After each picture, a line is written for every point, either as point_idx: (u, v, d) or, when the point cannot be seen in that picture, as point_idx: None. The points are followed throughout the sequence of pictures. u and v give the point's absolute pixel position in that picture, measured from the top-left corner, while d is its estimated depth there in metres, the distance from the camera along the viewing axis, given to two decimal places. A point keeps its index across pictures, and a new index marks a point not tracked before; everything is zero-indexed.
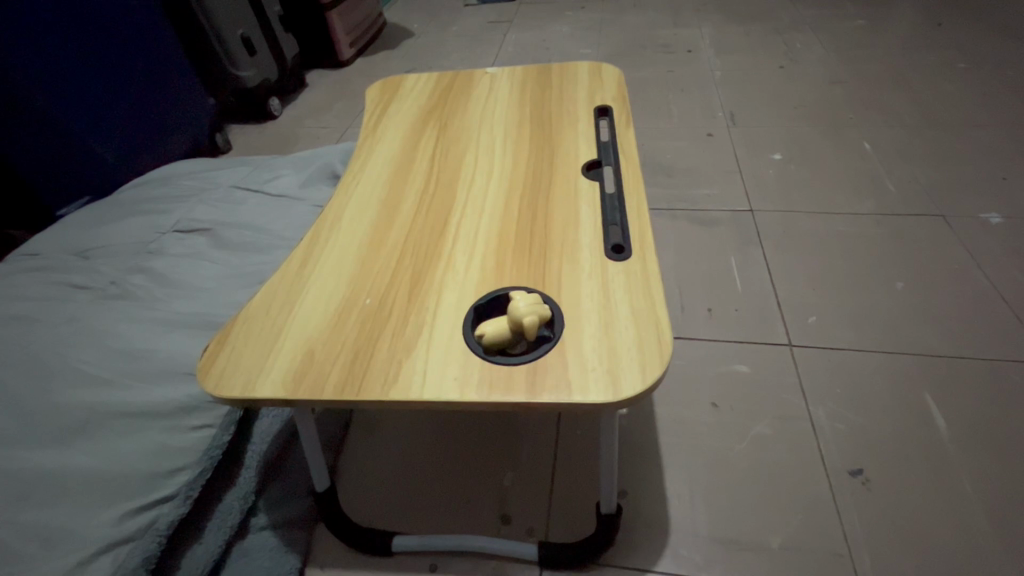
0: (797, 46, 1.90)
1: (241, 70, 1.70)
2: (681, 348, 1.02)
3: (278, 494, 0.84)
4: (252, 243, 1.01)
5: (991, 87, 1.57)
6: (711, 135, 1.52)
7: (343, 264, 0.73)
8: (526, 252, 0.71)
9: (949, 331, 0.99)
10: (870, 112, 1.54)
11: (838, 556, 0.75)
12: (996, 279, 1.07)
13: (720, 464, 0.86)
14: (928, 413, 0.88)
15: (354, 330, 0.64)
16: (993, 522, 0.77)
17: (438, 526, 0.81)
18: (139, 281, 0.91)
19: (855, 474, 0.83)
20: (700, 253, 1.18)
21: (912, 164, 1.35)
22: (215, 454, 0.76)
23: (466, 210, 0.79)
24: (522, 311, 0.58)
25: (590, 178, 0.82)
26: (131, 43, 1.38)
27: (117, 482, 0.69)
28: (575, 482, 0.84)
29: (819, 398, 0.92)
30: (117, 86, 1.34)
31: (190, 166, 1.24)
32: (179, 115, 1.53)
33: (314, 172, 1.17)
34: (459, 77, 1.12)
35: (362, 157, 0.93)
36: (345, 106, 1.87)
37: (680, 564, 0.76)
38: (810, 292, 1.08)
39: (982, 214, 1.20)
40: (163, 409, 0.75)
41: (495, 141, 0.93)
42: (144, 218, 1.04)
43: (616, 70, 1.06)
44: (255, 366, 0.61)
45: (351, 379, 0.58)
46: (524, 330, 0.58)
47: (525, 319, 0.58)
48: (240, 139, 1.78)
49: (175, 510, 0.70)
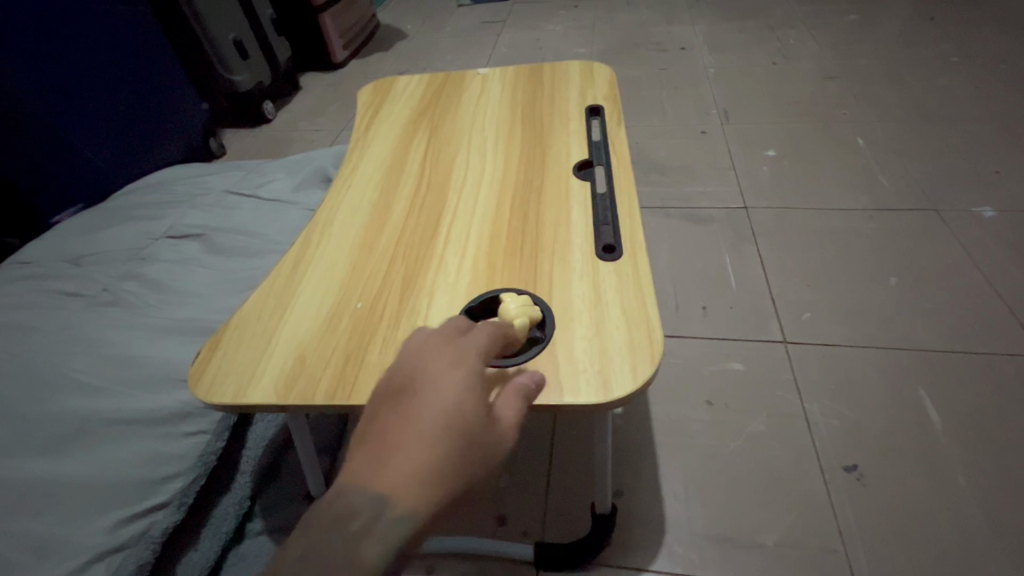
0: (790, 42, 1.91)
1: (234, 74, 1.70)
2: (676, 346, 1.02)
3: (276, 499, 0.84)
4: (245, 248, 1.00)
5: (984, 80, 1.57)
6: (705, 132, 1.53)
7: (335, 268, 0.73)
8: (518, 253, 0.71)
9: (944, 326, 0.99)
10: (863, 107, 1.55)
11: (832, 553, 0.75)
12: (989, 272, 1.07)
13: (714, 462, 0.86)
14: (922, 408, 0.89)
15: (345, 334, 0.64)
16: (988, 518, 0.77)
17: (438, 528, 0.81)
18: (134, 287, 0.91)
19: (850, 470, 0.83)
20: (694, 251, 1.18)
21: (905, 159, 1.35)
22: (208, 460, 0.77)
23: (458, 212, 0.79)
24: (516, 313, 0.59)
25: (582, 178, 0.82)
26: (125, 49, 1.39)
27: (111, 490, 0.69)
28: (570, 483, 0.84)
29: (814, 394, 0.92)
30: (109, 91, 1.35)
31: (182, 171, 1.24)
32: (173, 120, 1.53)
33: (307, 176, 1.17)
34: (451, 78, 1.12)
35: (353, 160, 0.93)
36: (339, 109, 1.87)
37: (677, 563, 0.76)
38: (804, 289, 1.08)
39: (976, 208, 1.20)
40: (156, 416, 0.75)
41: (486, 142, 0.93)
42: (137, 224, 1.04)
43: (608, 69, 1.06)
44: (246, 372, 0.61)
45: (343, 384, 0.58)
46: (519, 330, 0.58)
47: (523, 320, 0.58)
48: (234, 144, 1.78)
49: (168, 517, 0.71)
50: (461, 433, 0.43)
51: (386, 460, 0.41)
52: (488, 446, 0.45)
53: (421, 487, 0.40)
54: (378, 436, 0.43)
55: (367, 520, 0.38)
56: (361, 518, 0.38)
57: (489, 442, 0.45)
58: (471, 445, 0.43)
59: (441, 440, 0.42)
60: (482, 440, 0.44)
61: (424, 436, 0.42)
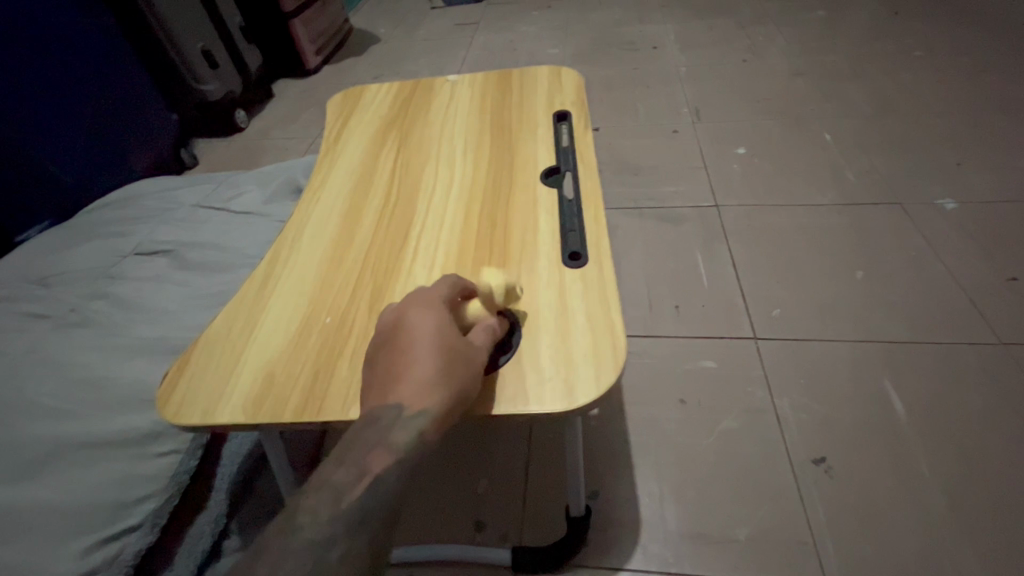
0: (759, 39, 1.94)
1: (204, 84, 1.67)
2: (650, 345, 1.03)
3: (249, 517, 0.85)
4: (216, 263, 0.99)
5: (946, 73, 1.62)
6: (677, 131, 1.54)
7: (305, 283, 0.73)
8: (486, 263, 0.72)
9: (908, 317, 1.02)
10: (830, 103, 1.58)
11: (802, 544, 0.78)
12: (949, 263, 1.10)
13: (688, 459, 0.87)
14: (886, 398, 0.91)
15: (315, 349, 0.64)
16: (948, 502, 0.80)
17: (425, 538, 0.82)
18: (102, 307, 0.90)
19: (818, 463, 0.85)
20: (666, 250, 1.20)
21: (870, 153, 1.39)
22: (182, 479, 0.77)
23: (427, 221, 0.80)
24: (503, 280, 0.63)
25: (549, 184, 0.83)
26: (88, 61, 1.36)
27: (82, 514, 0.68)
28: (547, 486, 0.85)
29: (784, 390, 0.94)
30: (73, 103, 1.32)
31: (152, 186, 1.23)
32: (141, 133, 1.50)
33: (278, 188, 1.16)
34: (420, 85, 1.12)
35: (322, 172, 0.93)
36: (313, 116, 1.85)
37: (652, 561, 0.78)
38: (774, 285, 1.10)
39: (938, 200, 1.24)
40: (127, 437, 0.74)
41: (455, 151, 0.93)
42: (105, 242, 1.03)
43: (575, 73, 1.07)
44: (215, 392, 0.61)
45: (311, 400, 0.58)
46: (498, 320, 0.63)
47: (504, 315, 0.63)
48: (207, 154, 1.76)
49: (141, 539, 0.71)
50: (450, 349, 0.49)
51: (397, 380, 0.46)
52: (476, 356, 0.51)
53: (432, 392, 0.46)
54: (381, 371, 0.48)
55: (387, 422, 0.44)
56: (383, 422, 0.44)
57: (477, 355, 0.51)
58: (460, 358, 0.49)
59: (437, 354, 0.48)
60: (469, 351, 0.51)
61: (420, 358, 0.48)
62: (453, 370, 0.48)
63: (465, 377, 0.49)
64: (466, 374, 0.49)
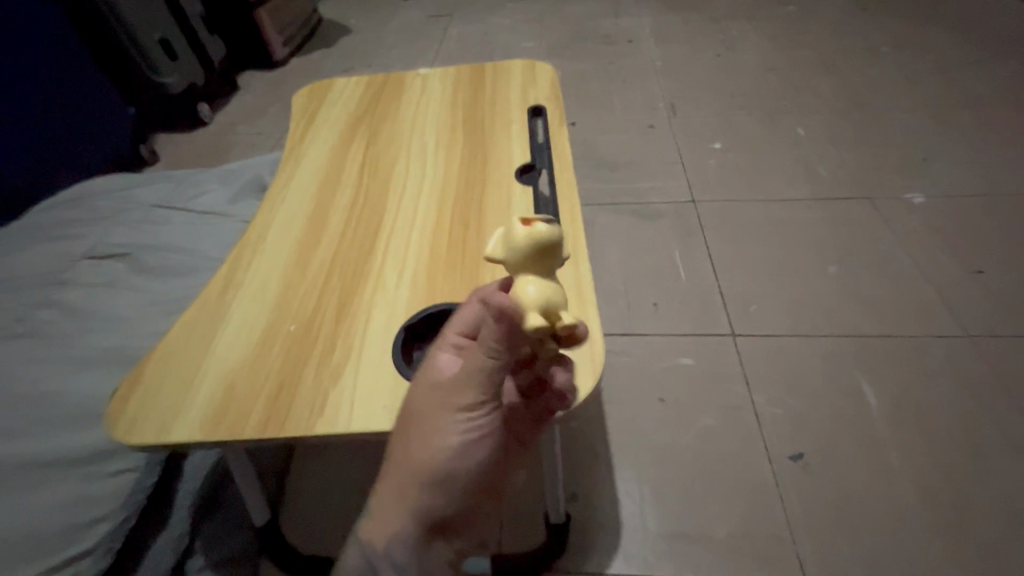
0: (733, 33, 1.95)
1: (162, 76, 1.60)
2: (628, 343, 1.02)
3: (215, 532, 0.80)
4: (175, 267, 0.94)
5: (911, 69, 1.65)
6: (653, 126, 1.54)
7: (268, 288, 0.69)
8: (458, 265, 0.69)
9: (880, 310, 1.03)
10: (802, 97, 1.59)
11: (779, 541, 0.78)
12: (918, 256, 1.12)
13: (669, 459, 0.87)
14: (861, 393, 0.92)
15: (279, 359, 0.61)
16: (918, 493, 0.81)
17: None
18: (51, 316, 0.85)
19: (796, 459, 0.86)
20: (644, 246, 1.19)
21: (842, 148, 1.40)
22: (139, 499, 0.71)
23: (398, 221, 0.77)
24: (524, 265, 0.46)
25: (524, 182, 0.80)
26: (34, 53, 1.29)
27: (28, 540, 0.64)
28: (527, 491, 0.83)
29: (761, 386, 0.94)
30: (18, 97, 1.24)
31: (107, 184, 1.16)
32: (96, 129, 1.43)
33: (242, 186, 1.11)
34: (390, 79, 1.08)
35: (287, 171, 0.89)
36: (280, 110, 1.79)
37: (633, 564, 0.77)
38: (750, 281, 1.11)
39: (907, 195, 1.26)
40: (77, 457, 0.70)
41: (426, 148, 0.90)
42: (54, 245, 0.97)
43: (549, 67, 1.05)
44: (171, 409, 0.57)
45: (275, 415, 0.55)
46: (557, 324, 0.41)
47: (540, 311, 0.41)
48: (169, 150, 1.68)
49: (94, 565, 0.66)
50: (418, 411, 0.47)
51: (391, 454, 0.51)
52: (440, 399, 0.46)
53: (394, 466, 0.48)
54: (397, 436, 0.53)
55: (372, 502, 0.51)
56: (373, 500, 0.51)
57: (439, 399, 0.46)
58: (426, 418, 0.46)
59: (403, 422, 0.48)
60: (435, 401, 0.46)
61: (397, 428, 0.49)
62: (411, 429, 0.47)
63: (425, 436, 0.46)
64: (428, 435, 0.46)
